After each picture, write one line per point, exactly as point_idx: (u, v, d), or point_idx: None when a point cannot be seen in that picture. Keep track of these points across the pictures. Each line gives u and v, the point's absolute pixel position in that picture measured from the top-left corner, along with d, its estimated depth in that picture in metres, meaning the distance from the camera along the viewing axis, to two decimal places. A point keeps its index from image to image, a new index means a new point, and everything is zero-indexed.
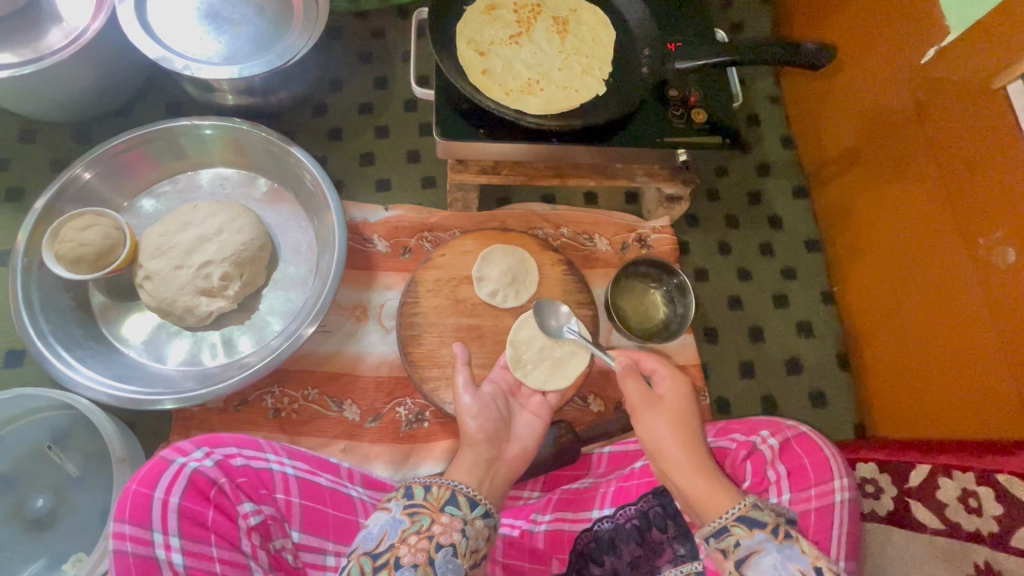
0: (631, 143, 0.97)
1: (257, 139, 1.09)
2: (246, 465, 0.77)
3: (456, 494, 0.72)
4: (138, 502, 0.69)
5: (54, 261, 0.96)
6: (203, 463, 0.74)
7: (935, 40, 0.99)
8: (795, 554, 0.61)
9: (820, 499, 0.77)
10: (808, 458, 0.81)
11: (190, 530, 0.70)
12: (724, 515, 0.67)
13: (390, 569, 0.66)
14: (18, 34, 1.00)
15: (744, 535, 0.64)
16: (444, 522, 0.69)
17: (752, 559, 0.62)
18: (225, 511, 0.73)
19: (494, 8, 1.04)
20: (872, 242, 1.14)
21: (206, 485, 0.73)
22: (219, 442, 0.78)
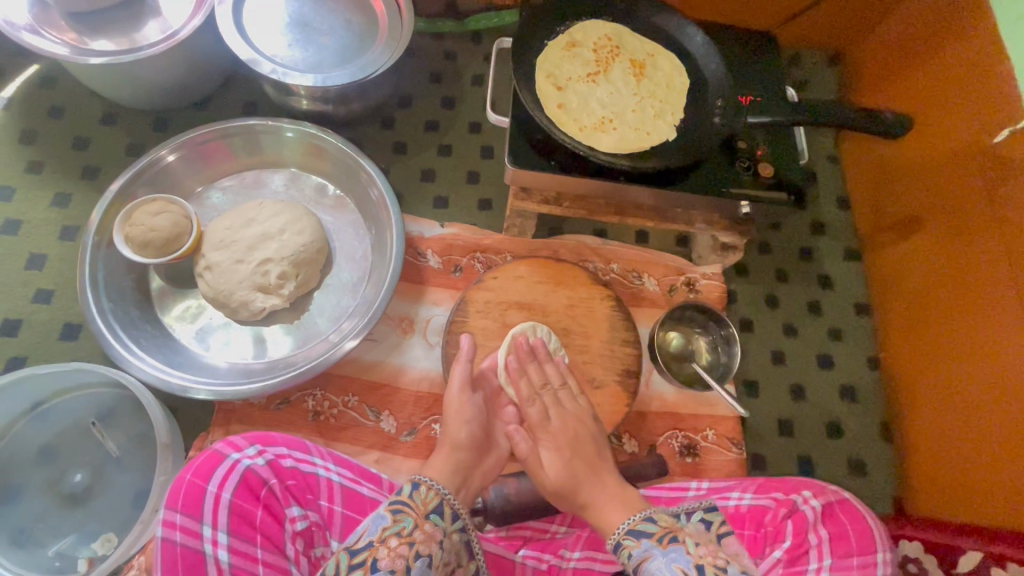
0: (692, 190, 0.99)
1: (332, 148, 1.13)
2: (295, 468, 0.79)
3: (443, 504, 0.73)
4: (191, 492, 0.71)
5: (124, 242, 0.99)
6: (256, 461, 0.75)
7: (1009, 120, 1.00)
8: (678, 556, 0.71)
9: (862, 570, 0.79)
10: (851, 525, 0.83)
11: (238, 528, 0.71)
12: (618, 530, 0.77)
13: (365, 569, 0.66)
14: (121, 25, 1.04)
15: (633, 546, 0.74)
16: (426, 530, 0.70)
17: (642, 564, 0.72)
18: (273, 512, 0.75)
19: (574, 45, 1.07)
20: (926, 314, 1.13)
21: (257, 484, 0.74)
22: (271, 441, 0.80)
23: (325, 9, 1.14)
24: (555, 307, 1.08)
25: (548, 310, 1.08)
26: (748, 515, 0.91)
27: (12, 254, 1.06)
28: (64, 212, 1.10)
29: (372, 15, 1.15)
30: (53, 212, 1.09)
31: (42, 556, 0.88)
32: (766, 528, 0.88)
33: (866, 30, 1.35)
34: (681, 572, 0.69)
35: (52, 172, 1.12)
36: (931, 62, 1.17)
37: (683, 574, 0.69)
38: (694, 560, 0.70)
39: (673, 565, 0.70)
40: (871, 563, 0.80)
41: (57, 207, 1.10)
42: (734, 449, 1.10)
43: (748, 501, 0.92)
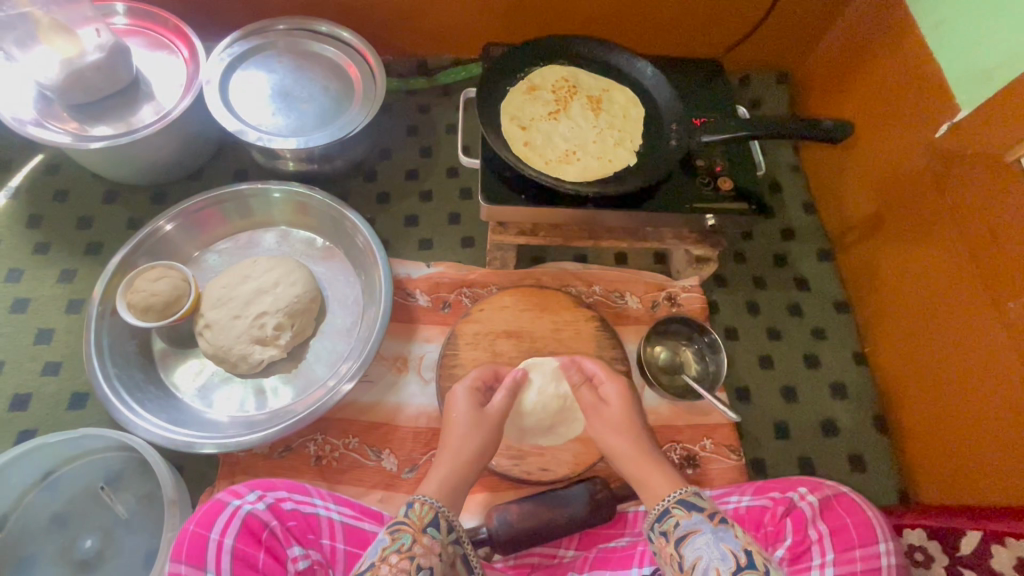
0: (660, 210, 1.05)
1: (319, 203, 1.21)
2: (295, 509, 0.82)
3: (438, 517, 0.75)
4: (194, 542, 0.74)
5: (126, 309, 1.05)
6: (257, 506, 0.78)
7: (946, 116, 1.06)
8: (728, 537, 0.71)
9: (865, 562, 0.81)
10: (850, 519, 0.84)
11: (241, 572, 0.74)
12: (666, 498, 0.77)
13: None
14: (118, 111, 1.14)
15: (682, 516, 0.74)
16: (424, 543, 0.72)
17: (689, 537, 0.72)
18: (275, 554, 0.77)
19: (534, 88, 1.15)
20: (901, 303, 1.16)
21: (258, 527, 0.77)
22: (271, 486, 0.83)
23: (304, 79, 1.24)
24: (542, 332, 1.13)
25: (534, 336, 1.12)
26: (748, 514, 0.91)
27: (20, 331, 1.11)
28: (71, 287, 1.16)
29: (347, 80, 1.24)
30: (59, 287, 1.15)
31: None
32: (762, 529, 0.89)
33: (810, 47, 1.44)
34: (731, 552, 0.70)
35: (57, 252, 1.19)
36: (869, 71, 1.25)
37: (733, 554, 0.70)
38: (745, 545, 0.71)
39: (721, 544, 0.70)
40: (872, 555, 0.81)
41: (63, 283, 1.16)
42: (732, 455, 1.11)
43: (746, 502, 0.93)
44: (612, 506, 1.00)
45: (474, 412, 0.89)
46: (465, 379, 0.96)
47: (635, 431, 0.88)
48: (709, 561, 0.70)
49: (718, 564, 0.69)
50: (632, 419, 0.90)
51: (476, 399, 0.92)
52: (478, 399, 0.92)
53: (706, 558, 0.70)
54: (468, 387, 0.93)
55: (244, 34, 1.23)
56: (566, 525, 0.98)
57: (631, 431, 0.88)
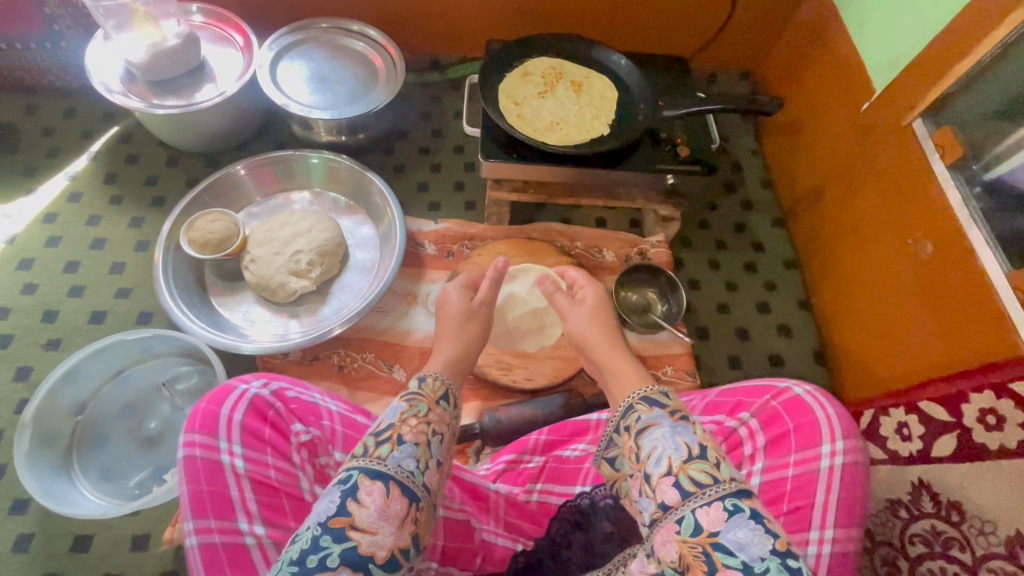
0: (628, 170, 1.28)
1: (347, 168, 1.45)
2: (297, 395, 0.93)
3: (447, 392, 0.84)
4: (206, 416, 0.85)
5: (188, 243, 1.28)
6: (262, 390, 0.90)
7: (865, 97, 1.30)
8: (685, 432, 0.71)
9: (800, 466, 0.83)
10: (793, 423, 0.86)
11: (249, 441, 0.85)
12: (631, 397, 0.78)
13: (392, 443, 0.75)
14: (187, 88, 1.39)
15: (644, 411, 0.75)
16: (438, 411, 0.80)
17: (647, 429, 0.74)
18: (280, 429, 0.88)
19: (527, 74, 1.40)
20: (837, 257, 1.37)
21: (263, 406, 0.88)
22: (273, 377, 0.94)
23: (338, 67, 1.49)
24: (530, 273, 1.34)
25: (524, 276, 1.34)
26: None
27: (98, 263, 1.34)
28: (139, 230, 1.39)
29: (373, 68, 1.50)
30: (130, 230, 1.39)
31: (124, 486, 1.10)
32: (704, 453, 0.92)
33: (766, 51, 1.69)
34: (685, 444, 0.69)
35: (129, 203, 1.43)
36: (811, 65, 1.50)
37: (686, 446, 0.69)
38: (700, 439, 0.70)
39: (678, 438, 0.70)
40: (812, 458, 0.82)
41: (134, 227, 1.40)
42: (689, 379, 1.31)
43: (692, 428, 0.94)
44: (584, 410, 1.20)
45: (463, 307, 1.07)
46: (455, 281, 1.15)
47: (608, 318, 1.06)
48: (663, 450, 0.70)
49: (671, 454, 0.69)
50: (604, 307, 1.08)
51: (466, 295, 1.11)
52: (467, 296, 1.10)
53: (661, 448, 0.70)
54: (458, 287, 1.12)
55: (289, 30, 1.50)
56: (545, 423, 1.17)
57: (602, 316, 1.06)
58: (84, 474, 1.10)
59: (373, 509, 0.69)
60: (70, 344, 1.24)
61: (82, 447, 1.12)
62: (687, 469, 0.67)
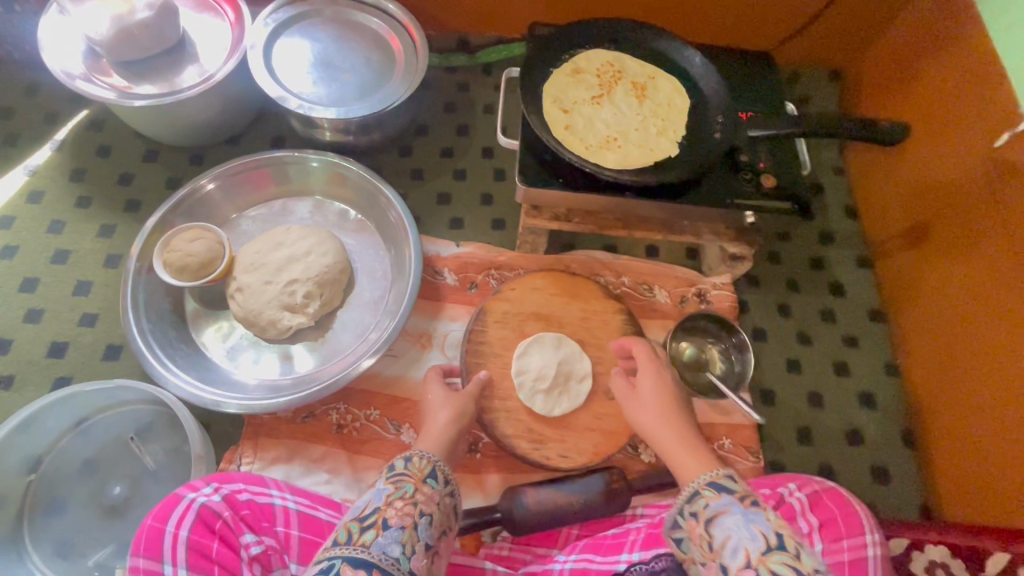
0: (699, 202, 1.03)
1: (355, 175, 1.21)
2: (251, 499, 0.81)
3: (437, 469, 0.74)
4: (151, 536, 0.75)
5: (163, 267, 1.07)
6: (211, 498, 0.78)
7: (1009, 123, 1.01)
8: (758, 519, 0.63)
9: (853, 551, 0.82)
10: (839, 510, 0.86)
11: (196, 562, 0.74)
12: (695, 480, 0.70)
13: (378, 529, 0.66)
14: (163, 71, 1.14)
15: (712, 497, 0.67)
16: (425, 492, 0.71)
17: (717, 518, 0.65)
18: (229, 543, 0.77)
19: (579, 71, 1.13)
20: (939, 317, 1.13)
21: (211, 518, 0.77)
22: (228, 479, 0.83)
23: (347, 50, 1.23)
24: (568, 319, 1.12)
25: (561, 323, 1.11)
26: None
27: (60, 282, 1.13)
28: (109, 242, 1.18)
29: (389, 52, 1.23)
30: (99, 242, 1.18)
31: (83, 566, 0.93)
32: None
33: (864, 47, 1.39)
34: (761, 533, 0.62)
35: (98, 206, 1.21)
36: (926, 72, 1.21)
37: (763, 534, 0.62)
38: (776, 527, 0.62)
39: (752, 526, 0.62)
40: (860, 544, 0.83)
41: (103, 237, 1.18)
42: (751, 457, 1.10)
43: None
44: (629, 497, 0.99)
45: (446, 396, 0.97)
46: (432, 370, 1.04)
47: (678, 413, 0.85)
48: (738, 541, 0.62)
49: (748, 544, 0.61)
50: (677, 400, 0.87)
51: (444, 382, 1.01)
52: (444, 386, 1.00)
53: (735, 537, 0.62)
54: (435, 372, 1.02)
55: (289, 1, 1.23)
56: (579, 513, 0.97)
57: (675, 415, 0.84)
58: (35, 548, 0.93)
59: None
60: (25, 382, 1.05)
61: (34, 514, 0.95)
62: (766, 563, 0.60)
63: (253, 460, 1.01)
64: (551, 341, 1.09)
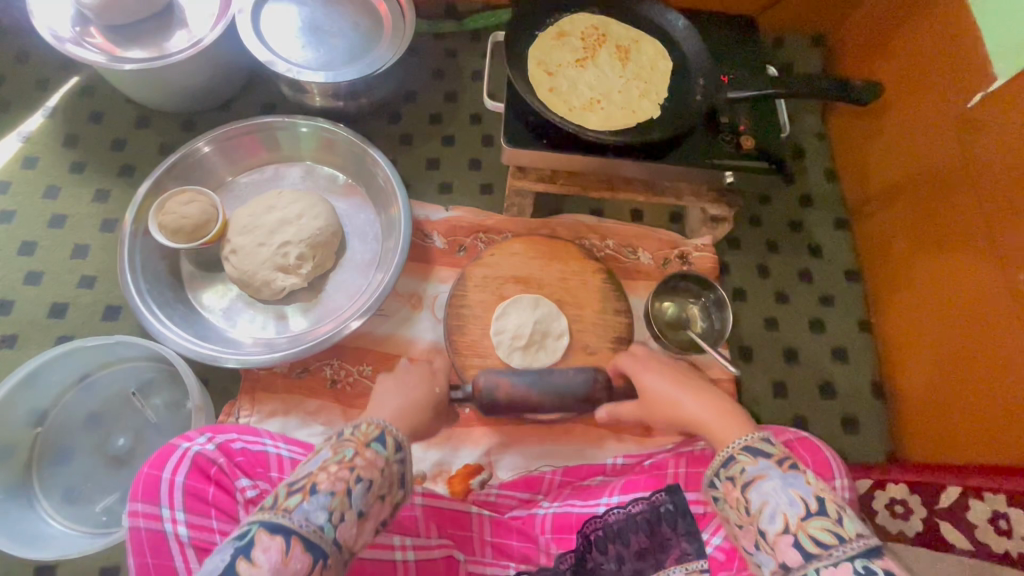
0: (679, 162, 1.06)
1: (344, 140, 1.23)
2: (244, 447, 0.84)
3: (384, 434, 0.70)
4: (149, 482, 0.79)
5: (158, 229, 1.09)
6: (206, 446, 0.82)
7: (981, 86, 1.04)
8: (797, 483, 0.67)
9: (821, 495, 0.90)
10: (811, 458, 0.92)
11: (193, 505, 0.78)
12: (733, 444, 0.74)
13: (304, 494, 0.64)
14: (152, 35, 1.15)
15: (748, 462, 0.71)
16: (366, 457, 0.67)
17: (754, 483, 0.69)
18: (225, 487, 0.81)
19: (563, 35, 1.15)
20: (910, 275, 1.18)
21: (206, 464, 0.81)
22: (221, 429, 0.86)
23: (334, 14, 1.24)
24: (553, 279, 1.16)
25: (546, 282, 1.15)
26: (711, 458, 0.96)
27: (58, 246, 1.16)
28: (105, 206, 1.20)
29: (377, 17, 1.25)
30: (94, 206, 1.20)
31: (91, 511, 0.98)
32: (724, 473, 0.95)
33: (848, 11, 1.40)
34: (800, 498, 0.65)
35: (92, 172, 1.23)
36: (905, 35, 1.23)
37: (802, 500, 0.65)
38: (817, 491, 0.65)
39: (790, 490, 0.66)
40: (829, 489, 0.90)
41: (98, 202, 1.21)
42: None
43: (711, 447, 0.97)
44: None
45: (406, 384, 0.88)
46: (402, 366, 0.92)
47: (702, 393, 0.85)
48: (776, 505, 0.65)
49: (786, 509, 0.65)
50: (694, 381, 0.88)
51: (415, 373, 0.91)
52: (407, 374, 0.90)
53: (773, 503, 0.66)
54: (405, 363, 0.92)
55: None
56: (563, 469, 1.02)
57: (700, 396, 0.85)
58: (45, 494, 0.98)
59: (267, 568, 0.59)
60: (28, 341, 1.09)
61: (41, 464, 1.00)
62: (804, 527, 0.63)
63: (251, 412, 1.06)
64: (529, 302, 1.12)
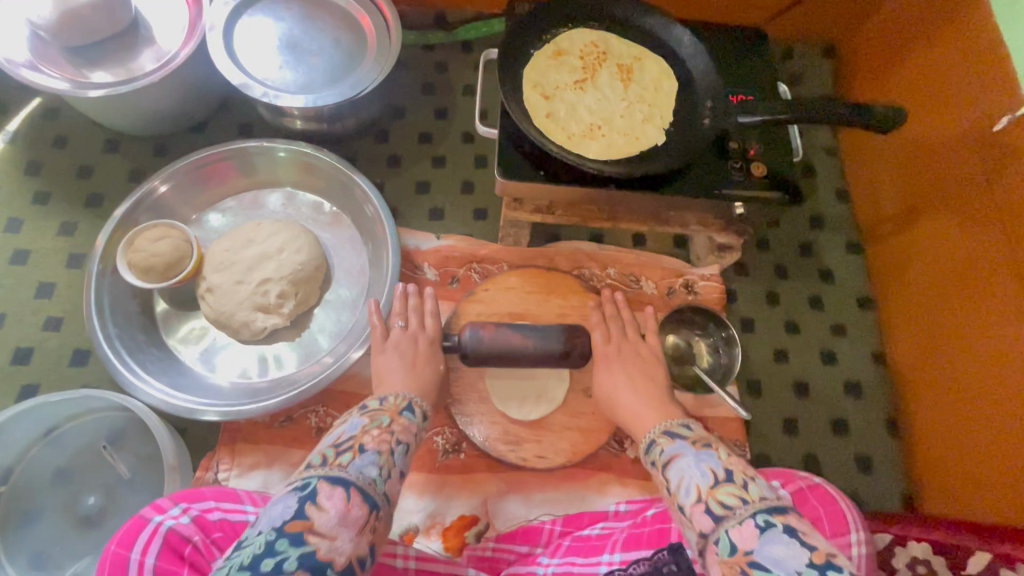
0: (686, 193, 0.98)
1: (327, 165, 1.15)
2: (222, 519, 0.78)
3: (412, 404, 0.79)
4: (116, 562, 0.72)
5: (127, 268, 1.01)
6: (179, 520, 0.75)
7: (1008, 108, 0.96)
8: (709, 458, 0.68)
9: (838, 552, 0.80)
10: (823, 509, 0.84)
11: None
12: (652, 432, 0.78)
13: (354, 451, 0.66)
14: (116, 56, 1.06)
15: (666, 443, 0.73)
16: (401, 422, 0.74)
17: (672, 460, 0.70)
18: (200, 568, 0.73)
19: (561, 53, 1.07)
20: (928, 306, 1.11)
21: (179, 543, 0.73)
22: (197, 497, 0.80)
23: (314, 30, 1.15)
24: (551, 315, 1.09)
25: (544, 319, 1.09)
26: None
27: (21, 284, 1.08)
28: (71, 240, 1.12)
29: (360, 33, 1.16)
30: (60, 240, 1.12)
31: None
32: None
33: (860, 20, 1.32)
34: (710, 470, 0.65)
35: (58, 202, 1.15)
36: (923, 49, 1.15)
37: (711, 471, 0.65)
38: (726, 463, 0.66)
39: (703, 464, 0.67)
40: (846, 545, 0.80)
41: (64, 235, 1.13)
42: (737, 451, 1.08)
43: None
44: None
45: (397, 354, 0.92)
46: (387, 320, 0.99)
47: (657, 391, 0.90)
48: (691, 479, 0.66)
49: (698, 481, 0.65)
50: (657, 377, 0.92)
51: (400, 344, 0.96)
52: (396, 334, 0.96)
53: (687, 477, 0.66)
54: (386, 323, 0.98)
55: None
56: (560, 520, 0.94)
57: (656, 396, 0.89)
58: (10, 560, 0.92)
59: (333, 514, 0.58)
60: None
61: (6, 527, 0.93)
62: (714, 495, 0.63)
63: (231, 466, 0.99)
64: None
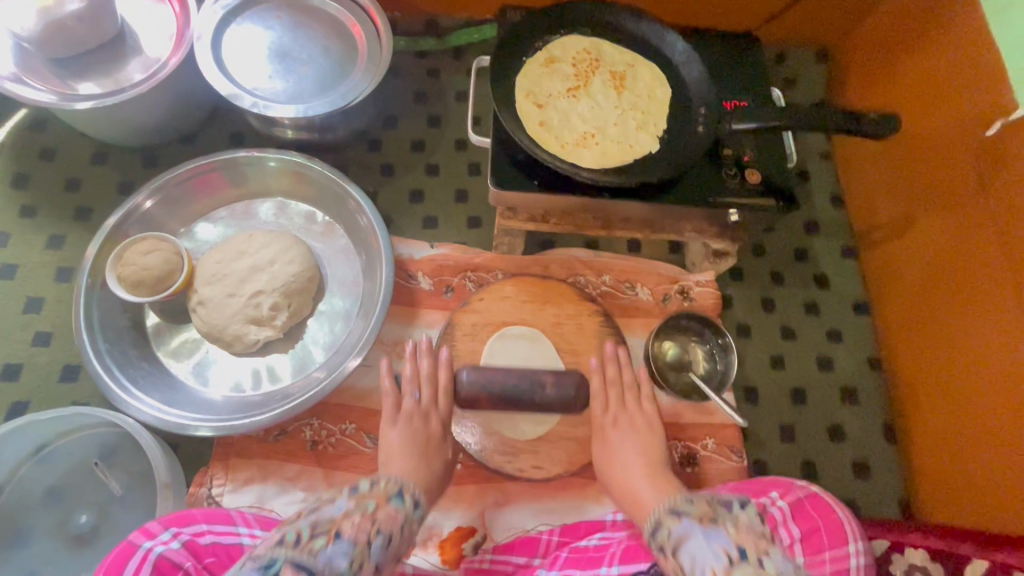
0: (680, 201, 0.98)
1: (319, 175, 1.14)
2: (214, 543, 0.78)
3: (403, 490, 0.74)
4: None
5: (117, 283, 1.00)
6: (170, 546, 0.75)
7: (1002, 114, 0.96)
8: (720, 538, 0.66)
9: (835, 563, 0.80)
10: (822, 521, 0.84)
11: None
12: (656, 514, 0.75)
13: (328, 537, 0.63)
14: (103, 66, 1.05)
15: (674, 524, 0.71)
16: (388, 510, 0.69)
17: (680, 542, 0.68)
18: None
19: (553, 60, 1.06)
20: (923, 310, 1.11)
21: (170, 569, 0.73)
22: (188, 520, 0.79)
23: (304, 38, 1.14)
24: (546, 324, 1.09)
25: (539, 328, 1.08)
26: None
27: (8, 300, 1.07)
28: (60, 254, 1.11)
29: (350, 41, 1.15)
30: (48, 254, 1.11)
31: None
32: None
33: (853, 24, 1.32)
34: (723, 551, 0.64)
35: (45, 216, 1.13)
36: (917, 53, 1.15)
37: (726, 552, 0.64)
38: (738, 542, 0.65)
39: (715, 544, 0.65)
40: (843, 555, 0.81)
41: (52, 249, 1.11)
42: (734, 457, 1.09)
43: None
44: None
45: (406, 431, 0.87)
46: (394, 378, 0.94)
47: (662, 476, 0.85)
48: (703, 562, 0.64)
49: (712, 565, 0.63)
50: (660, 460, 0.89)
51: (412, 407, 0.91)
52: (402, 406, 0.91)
53: (699, 559, 0.64)
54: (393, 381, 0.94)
55: None
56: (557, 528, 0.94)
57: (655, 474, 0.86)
58: None
59: None
60: None
61: None
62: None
63: (225, 482, 0.98)
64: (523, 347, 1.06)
